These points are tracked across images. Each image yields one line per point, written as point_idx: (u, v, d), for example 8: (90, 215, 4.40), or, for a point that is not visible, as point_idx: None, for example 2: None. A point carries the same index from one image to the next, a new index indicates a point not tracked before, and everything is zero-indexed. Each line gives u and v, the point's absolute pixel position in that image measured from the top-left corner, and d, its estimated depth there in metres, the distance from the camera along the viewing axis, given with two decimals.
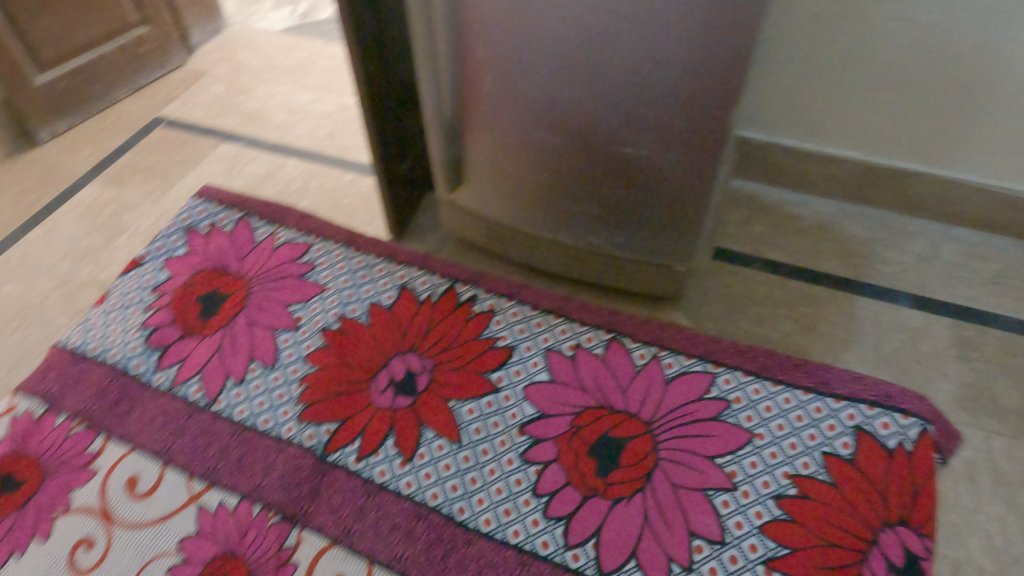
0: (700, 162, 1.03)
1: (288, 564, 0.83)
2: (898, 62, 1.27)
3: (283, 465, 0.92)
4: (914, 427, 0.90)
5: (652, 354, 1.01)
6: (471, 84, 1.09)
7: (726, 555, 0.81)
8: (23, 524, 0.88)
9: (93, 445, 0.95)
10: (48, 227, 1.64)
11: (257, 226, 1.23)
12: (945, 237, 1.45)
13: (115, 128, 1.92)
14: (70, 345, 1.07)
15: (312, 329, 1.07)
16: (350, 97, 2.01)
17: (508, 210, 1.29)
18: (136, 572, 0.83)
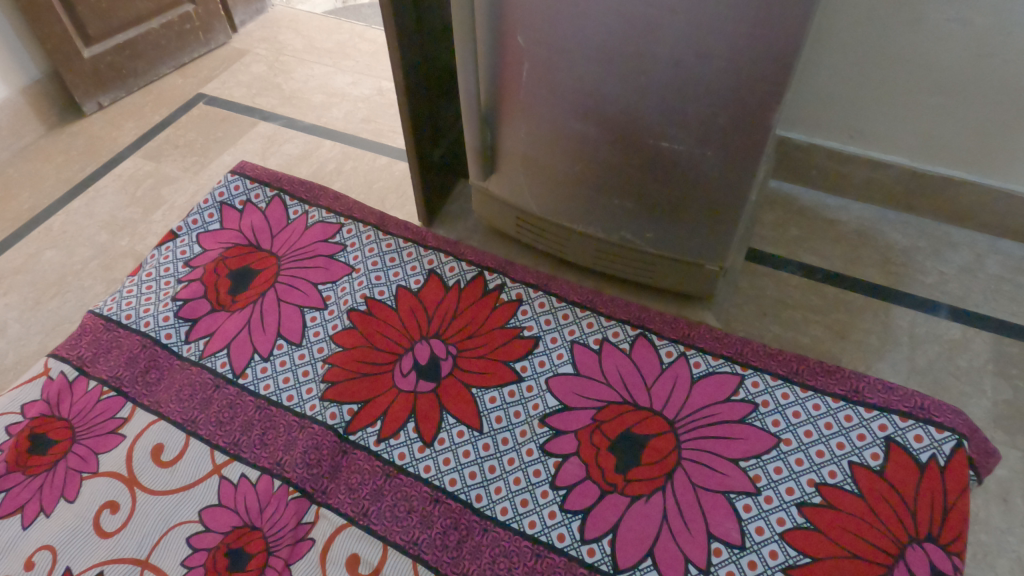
0: (740, 161, 1.01)
1: (304, 540, 0.84)
2: (953, 66, 1.22)
3: (305, 442, 0.93)
4: (949, 442, 0.86)
5: (679, 352, 1.00)
6: (509, 72, 1.08)
7: (745, 560, 0.80)
8: (52, 484, 0.90)
9: (122, 412, 0.97)
10: (90, 197, 1.68)
11: (290, 205, 1.23)
12: (990, 249, 1.40)
13: (158, 104, 1.95)
14: (104, 312, 1.08)
15: (339, 309, 1.08)
16: (388, 81, 2.01)
17: (540, 200, 1.28)
18: (158, 538, 0.85)
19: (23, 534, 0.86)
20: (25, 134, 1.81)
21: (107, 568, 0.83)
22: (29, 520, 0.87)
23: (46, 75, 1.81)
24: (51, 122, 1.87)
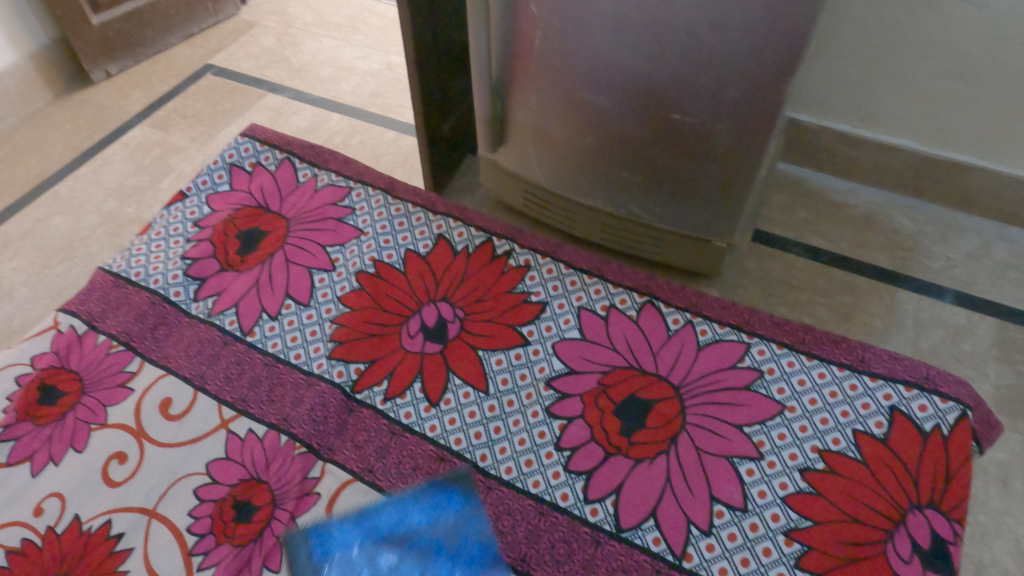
0: (751, 137, 1.01)
1: (310, 495, 0.85)
2: (968, 49, 1.21)
3: (312, 399, 0.94)
4: (953, 412, 0.87)
5: (685, 320, 1.00)
6: (521, 39, 1.06)
7: (746, 523, 0.81)
8: (61, 434, 0.91)
9: (131, 366, 0.98)
10: (98, 164, 1.69)
11: (299, 168, 1.23)
12: (997, 236, 1.40)
13: (167, 73, 1.95)
14: (113, 269, 1.09)
15: (347, 271, 1.08)
16: (397, 56, 2.00)
17: (549, 172, 1.28)
18: (165, 489, 0.86)
19: (33, 482, 0.87)
20: (33, 100, 1.81)
21: (115, 516, 0.84)
22: (38, 468, 0.88)
23: (54, 41, 1.81)
24: (60, 90, 1.87)
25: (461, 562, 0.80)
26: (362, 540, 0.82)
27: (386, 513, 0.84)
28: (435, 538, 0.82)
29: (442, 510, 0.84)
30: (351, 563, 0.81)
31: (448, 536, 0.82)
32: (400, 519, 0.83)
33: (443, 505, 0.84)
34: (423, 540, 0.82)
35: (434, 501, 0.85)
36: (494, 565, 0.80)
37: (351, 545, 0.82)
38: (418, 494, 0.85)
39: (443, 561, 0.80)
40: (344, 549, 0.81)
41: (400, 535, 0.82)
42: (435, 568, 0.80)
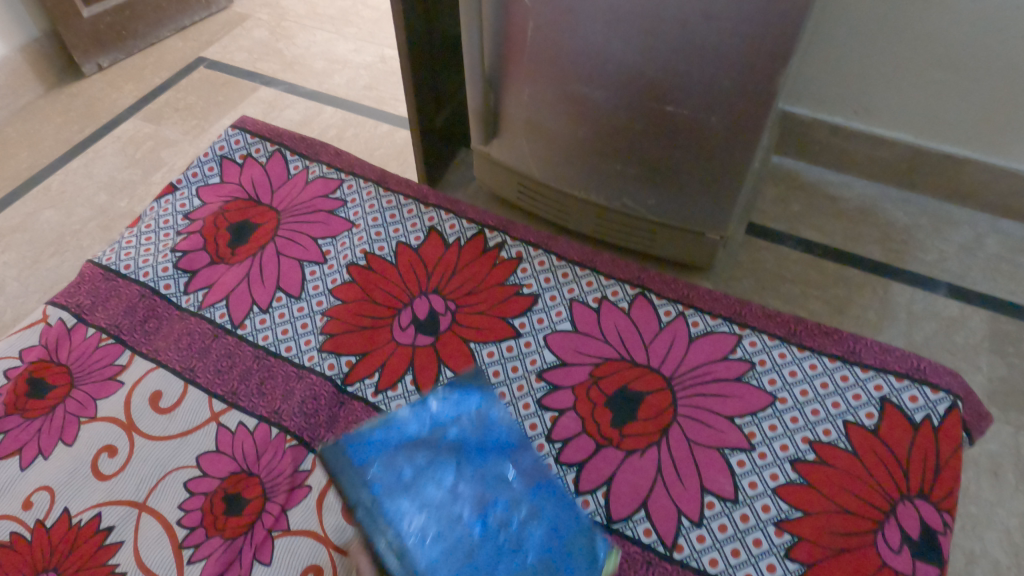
0: (744, 128, 1.00)
1: (301, 487, 0.85)
2: (961, 41, 1.20)
3: (303, 392, 0.94)
4: (943, 402, 0.87)
5: (677, 312, 1.00)
6: (513, 31, 1.05)
7: (737, 514, 0.81)
8: (50, 427, 0.90)
9: (121, 359, 0.97)
10: (89, 158, 1.67)
11: (290, 160, 1.22)
12: (990, 229, 1.40)
13: (159, 66, 1.93)
14: (103, 262, 1.08)
15: (339, 264, 1.07)
16: (391, 49, 1.99)
17: (542, 164, 1.27)
18: (155, 482, 0.86)
19: (21, 476, 0.87)
20: (24, 93, 1.80)
21: (104, 509, 0.84)
22: (27, 461, 0.88)
23: (45, 34, 1.79)
24: (51, 83, 1.85)
25: (492, 447, 0.81)
26: (397, 443, 0.77)
27: (412, 414, 0.81)
28: (462, 432, 0.82)
29: (462, 406, 0.84)
30: (393, 464, 0.75)
31: (474, 427, 0.82)
32: (425, 418, 0.81)
33: (462, 400, 0.85)
34: (452, 435, 0.81)
35: (451, 398, 0.84)
36: (524, 446, 0.82)
37: (387, 445, 0.76)
38: (436, 393, 0.84)
39: (474, 449, 0.81)
40: (382, 452, 0.75)
41: (430, 433, 0.80)
42: (469, 457, 0.80)
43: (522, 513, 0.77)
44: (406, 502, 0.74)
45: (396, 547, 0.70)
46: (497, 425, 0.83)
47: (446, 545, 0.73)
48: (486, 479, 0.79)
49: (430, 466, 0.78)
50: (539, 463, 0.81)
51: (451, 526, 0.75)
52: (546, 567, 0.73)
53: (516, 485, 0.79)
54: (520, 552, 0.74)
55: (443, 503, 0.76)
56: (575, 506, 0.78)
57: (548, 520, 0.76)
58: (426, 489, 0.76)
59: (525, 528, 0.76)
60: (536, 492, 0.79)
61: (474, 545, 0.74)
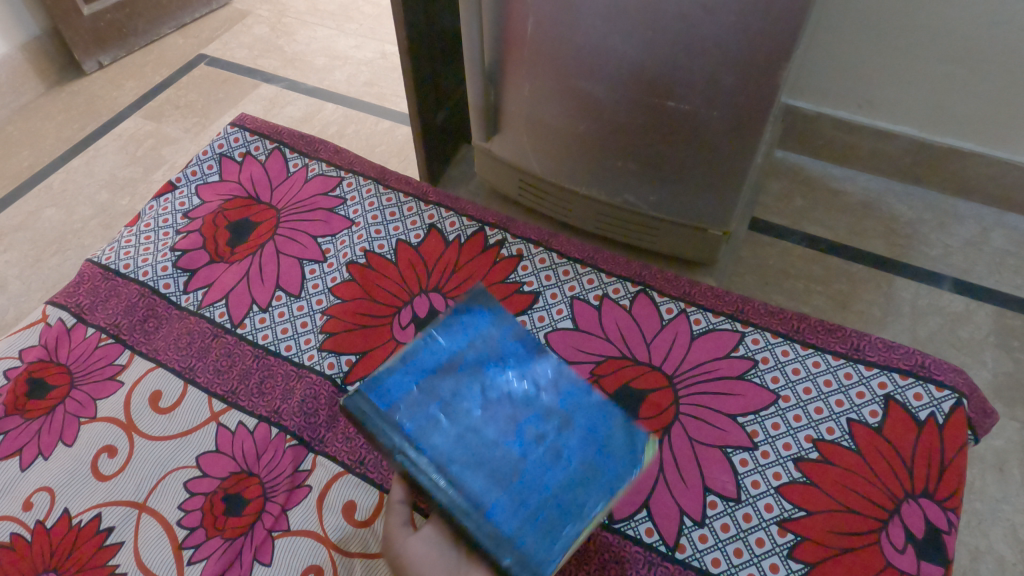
0: (746, 123, 0.99)
1: (301, 487, 0.84)
2: (966, 32, 1.19)
3: (303, 392, 0.93)
4: (948, 400, 0.86)
5: (679, 309, 0.99)
6: (513, 26, 1.04)
7: (740, 513, 0.80)
8: (50, 427, 0.90)
9: (120, 358, 0.97)
10: (90, 156, 1.67)
11: (289, 157, 1.22)
12: (995, 223, 1.39)
13: (160, 63, 1.93)
14: (102, 261, 1.08)
15: (338, 262, 1.07)
16: (392, 45, 1.98)
17: (543, 161, 1.26)
18: (155, 482, 0.86)
19: (22, 476, 0.87)
20: (24, 91, 1.80)
21: (104, 510, 0.84)
22: (27, 462, 0.88)
23: (45, 32, 1.79)
24: (52, 81, 1.85)
25: (516, 364, 0.75)
26: (417, 376, 0.72)
27: (426, 347, 0.75)
28: (482, 354, 0.76)
29: (475, 329, 0.78)
30: (418, 398, 0.70)
31: (493, 349, 0.77)
32: (441, 347, 0.75)
33: (474, 324, 0.79)
34: (473, 359, 0.75)
35: (464, 324, 0.78)
36: (545, 356, 0.76)
37: (408, 382, 0.71)
38: (446, 322, 0.78)
39: (497, 368, 0.75)
40: (404, 391, 0.70)
41: (449, 360, 0.74)
42: (493, 375, 0.74)
43: (562, 421, 0.71)
44: (440, 435, 0.68)
45: (438, 478, 0.65)
46: (515, 344, 0.77)
47: (492, 468, 0.66)
48: (516, 394, 0.72)
49: (456, 394, 0.71)
50: (567, 371, 0.75)
51: (488, 447, 0.68)
52: (601, 470, 0.67)
53: (548, 396, 0.73)
54: (568, 461, 0.68)
55: (477, 426, 0.69)
56: (614, 408, 0.72)
57: (589, 426, 0.70)
58: (455, 415, 0.70)
59: (568, 436, 0.69)
60: (570, 399, 0.73)
61: (517, 461, 0.67)
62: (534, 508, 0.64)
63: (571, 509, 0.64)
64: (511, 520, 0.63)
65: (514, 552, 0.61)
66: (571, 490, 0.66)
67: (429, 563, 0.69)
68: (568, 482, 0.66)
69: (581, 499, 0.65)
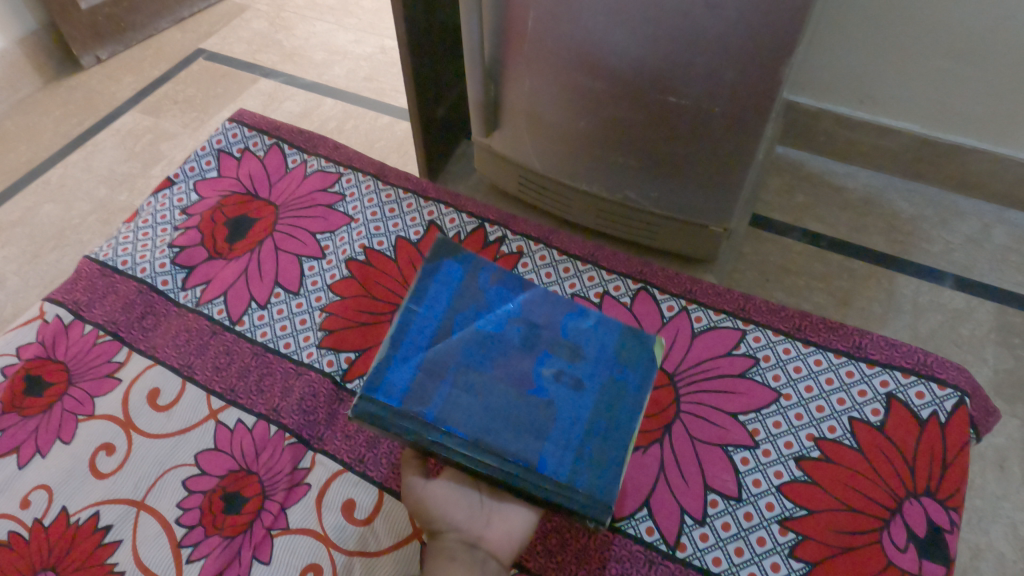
0: (748, 119, 0.99)
1: (301, 485, 0.84)
2: (969, 29, 1.18)
3: (302, 389, 0.93)
4: (951, 398, 0.85)
5: (680, 307, 0.99)
6: (513, 21, 1.03)
7: (741, 512, 0.80)
8: (48, 425, 0.90)
9: (118, 356, 0.97)
10: (89, 151, 1.66)
11: (288, 153, 1.21)
12: (997, 219, 1.38)
13: (158, 58, 1.91)
14: (100, 258, 1.07)
15: (337, 259, 1.06)
16: (391, 40, 1.96)
17: (543, 156, 1.26)
18: (154, 480, 0.85)
19: (20, 474, 0.86)
20: (22, 87, 1.79)
21: (103, 508, 0.83)
22: (25, 460, 0.87)
23: (43, 27, 1.77)
24: (49, 75, 1.84)
25: (505, 311, 0.78)
26: (417, 358, 0.73)
27: (410, 323, 0.76)
28: (469, 312, 0.77)
29: (455, 288, 0.79)
30: (426, 379, 0.71)
31: (479, 302, 0.78)
32: (426, 319, 0.76)
33: (451, 283, 0.80)
34: (464, 320, 0.76)
35: (441, 288, 0.79)
36: (529, 296, 0.79)
37: (410, 367, 0.72)
38: (423, 291, 0.79)
39: (490, 323, 0.76)
40: (410, 379, 0.71)
41: (442, 327, 0.76)
42: (490, 331, 0.76)
43: (568, 353, 0.75)
44: (462, 407, 0.70)
45: (477, 451, 0.68)
46: (497, 291, 0.79)
47: (523, 419, 0.70)
48: (518, 340, 0.75)
49: (461, 359, 0.73)
50: (552, 304, 0.79)
51: (510, 403, 0.70)
52: (619, 387, 0.73)
53: (547, 332, 0.77)
54: (588, 389, 0.73)
55: (494, 384, 0.72)
56: (608, 331, 0.77)
57: (592, 352, 0.76)
58: (467, 381, 0.72)
59: (579, 366, 0.74)
60: (566, 329, 0.77)
61: (543, 405, 0.71)
62: (577, 443, 0.69)
63: (609, 431, 0.70)
64: (560, 462, 0.68)
65: (577, 494, 0.66)
66: (602, 415, 0.71)
67: (451, 506, 0.75)
68: (597, 408, 0.71)
69: (614, 420, 0.71)
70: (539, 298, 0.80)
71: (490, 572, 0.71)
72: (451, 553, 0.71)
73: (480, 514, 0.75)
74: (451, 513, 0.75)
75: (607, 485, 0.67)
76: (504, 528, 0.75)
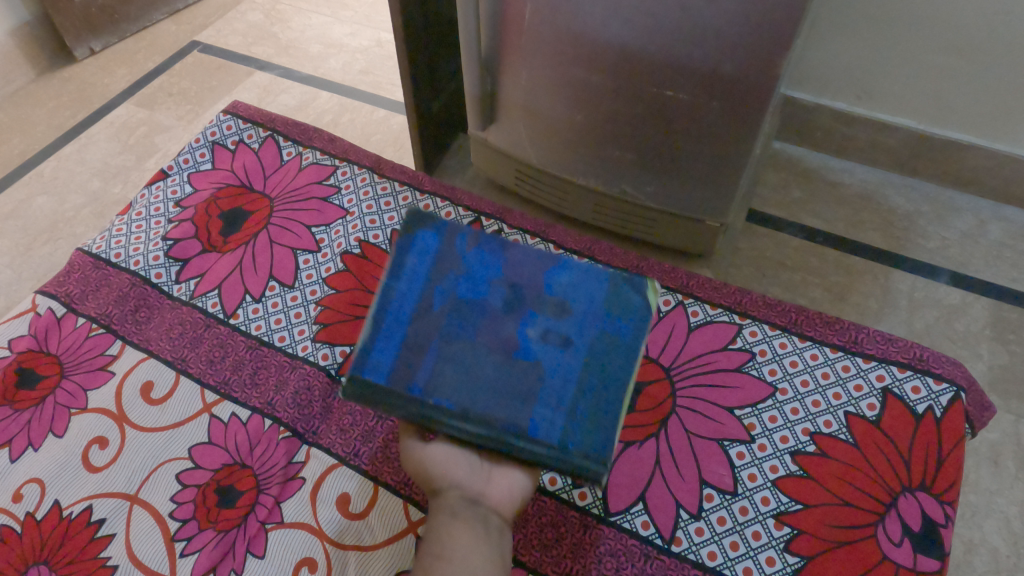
0: (745, 112, 0.98)
1: (295, 479, 0.84)
2: (966, 25, 1.18)
3: (296, 382, 0.93)
4: (946, 393, 0.86)
5: (677, 301, 0.99)
6: (510, 13, 1.03)
7: (736, 506, 0.80)
8: (40, 418, 0.89)
9: (111, 349, 0.96)
10: (82, 143, 1.65)
11: (283, 146, 1.20)
12: (992, 215, 1.38)
13: (152, 50, 1.90)
14: (92, 251, 1.06)
15: (332, 252, 1.06)
16: (387, 32, 1.95)
17: (540, 150, 1.25)
18: (147, 474, 0.85)
19: (12, 467, 0.86)
20: (15, 78, 1.77)
21: (96, 502, 0.83)
22: (17, 453, 0.87)
23: (36, 18, 1.76)
24: (43, 67, 1.82)
25: (486, 274, 0.75)
26: (399, 334, 0.70)
27: (387, 298, 0.73)
28: (448, 279, 0.74)
29: (432, 255, 0.76)
30: (411, 356, 0.69)
31: (458, 269, 0.75)
32: (403, 292, 0.73)
33: (426, 249, 0.76)
34: (444, 290, 0.73)
35: (416, 256, 0.76)
36: (510, 257, 0.76)
37: (392, 344, 0.70)
38: (398, 263, 0.75)
39: (472, 290, 0.74)
40: (394, 357, 0.69)
41: (422, 300, 0.73)
42: (473, 298, 0.73)
43: (556, 310, 0.73)
44: (449, 380, 0.68)
45: (467, 423, 0.66)
46: (475, 254, 0.76)
47: (514, 386, 0.68)
48: (502, 304, 0.73)
49: (444, 331, 0.71)
50: (534, 260, 0.76)
51: (498, 372, 0.69)
52: (611, 341, 0.71)
53: (532, 293, 0.74)
54: (577, 346, 0.71)
55: (482, 353, 0.70)
56: (595, 284, 0.75)
57: (580, 307, 0.73)
58: (452, 351, 0.70)
59: (567, 323, 0.72)
60: (551, 285, 0.74)
61: (534, 369, 0.69)
62: (570, 403, 0.68)
63: (603, 388, 0.69)
64: (554, 427, 0.67)
65: (575, 455, 0.66)
66: (594, 374, 0.70)
67: (451, 465, 0.72)
68: (587, 366, 0.70)
69: (606, 378, 0.70)
70: (520, 256, 0.77)
71: (493, 528, 0.68)
72: (452, 509, 0.68)
73: (482, 472, 0.72)
74: (451, 471, 0.72)
75: (602, 445, 0.67)
76: (506, 484, 0.72)
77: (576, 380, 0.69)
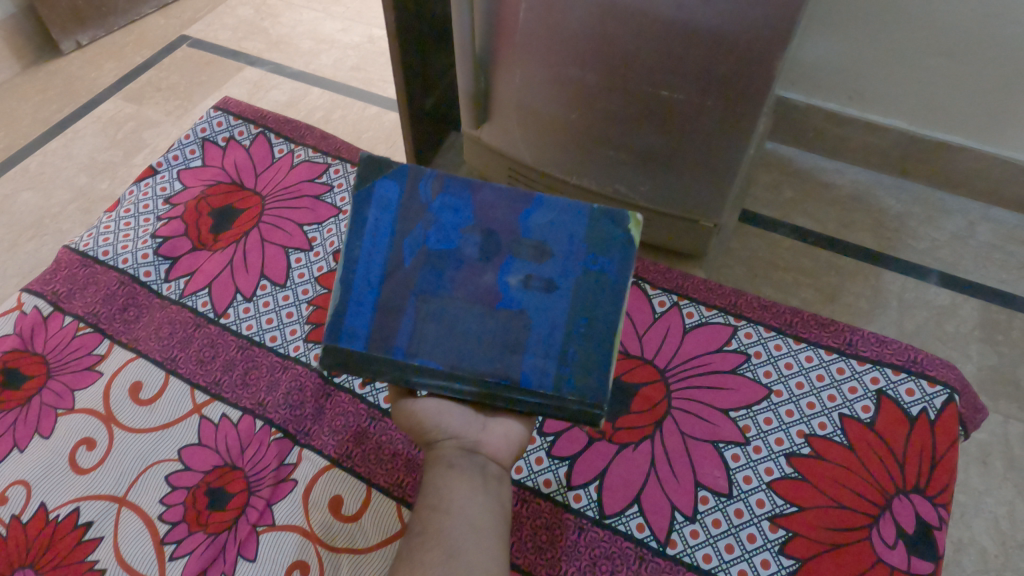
0: (738, 111, 0.98)
1: (287, 481, 0.83)
2: (958, 27, 1.18)
3: (288, 383, 0.91)
4: (940, 396, 0.86)
5: (672, 302, 0.98)
6: (506, 12, 1.02)
7: (731, 509, 0.80)
8: (26, 419, 0.88)
9: (99, 349, 0.94)
10: (68, 138, 1.62)
11: (275, 143, 1.19)
12: (982, 217, 1.39)
13: (141, 44, 1.87)
14: (80, 248, 1.04)
15: (325, 252, 1.05)
16: (379, 29, 1.93)
17: (533, 149, 1.24)
18: (136, 475, 0.83)
19: None
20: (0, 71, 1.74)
21: (83, 504, 0.81)
22: (2, 454, 0.85)
23: (21, 10, 1.73)
24: (28, 60, 1.79)
25: (457, 221, 0.72)
26: (375, 297, 0.69)
27: (355, 260, 0.70)
28: (417, 231, 0.71)
29: (394, 206, 0.72)
30: (389, 319, 0.69)
31: (425, 218, 0.72)
32: (371, 251, 0.71)
33: (387, 200, 0.72)
34: (414, 243, 0.71)
35: (378, 209, 0.72)
36: (481, 202, 0.73)
37: (368, 308, 0.69)
38: (360, 220, 0.72)
39: (445, 242, 0.71)
40: (372, 321, 0.69)
41: (391, 257, 0.71)
42: (447, 249, 0.71)
43: (536, 254, 0.71)
44: (433, 337, 0.68)
45: (455, 379, 0.67)
46: (442, 202, 0.73)
47: (498, 337, 0.68)
48: (479, 254, 0.71)
49: (421, 288, 0.69)
50: (505, 201, 0.73)
51: (481, 325, 0.68)
52: (595, 280, 0.70)
53: (509, 239, 0.71)
54: (561, 288, 0.70)
55: (464, 306, 0.69)
56: (572, 220, 0.72)
57: (559, 247, 0.71)
58: (433, 307, 0.69)
59: (547, 265, 0.70)
60: (526, 227, 0.71)
61: (518, 317, 0.69)
62: (559, 348, 0.68)
63: (591, 327, 0.69)
64: (545, 372, 0.67)
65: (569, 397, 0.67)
66: (581, 314, 0.69)
67: (444, 416, 0.71)
68: (573, 306, 0.69)
69: (594, 316, 0.69)
70: (490, 198, 0.73)
71: (492, 475, 0.68)
72: (449, 461, 0.67)
73: (476, 421, 0.71)
74: (445, 423, 0.70)
75: (597, 383, 0.67)
76: (503, 433, 0.72)
77: (563, 323, 0.69)
